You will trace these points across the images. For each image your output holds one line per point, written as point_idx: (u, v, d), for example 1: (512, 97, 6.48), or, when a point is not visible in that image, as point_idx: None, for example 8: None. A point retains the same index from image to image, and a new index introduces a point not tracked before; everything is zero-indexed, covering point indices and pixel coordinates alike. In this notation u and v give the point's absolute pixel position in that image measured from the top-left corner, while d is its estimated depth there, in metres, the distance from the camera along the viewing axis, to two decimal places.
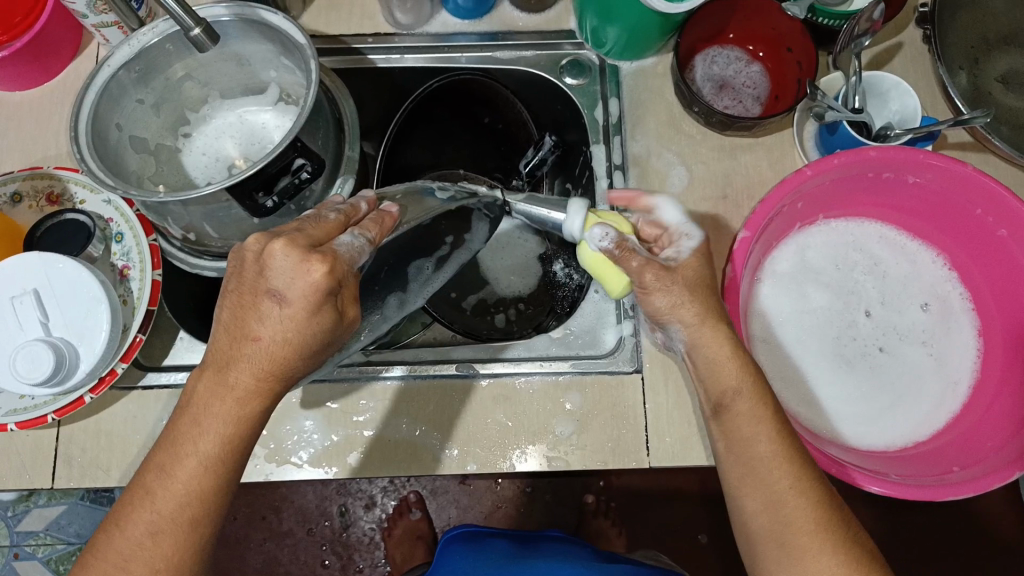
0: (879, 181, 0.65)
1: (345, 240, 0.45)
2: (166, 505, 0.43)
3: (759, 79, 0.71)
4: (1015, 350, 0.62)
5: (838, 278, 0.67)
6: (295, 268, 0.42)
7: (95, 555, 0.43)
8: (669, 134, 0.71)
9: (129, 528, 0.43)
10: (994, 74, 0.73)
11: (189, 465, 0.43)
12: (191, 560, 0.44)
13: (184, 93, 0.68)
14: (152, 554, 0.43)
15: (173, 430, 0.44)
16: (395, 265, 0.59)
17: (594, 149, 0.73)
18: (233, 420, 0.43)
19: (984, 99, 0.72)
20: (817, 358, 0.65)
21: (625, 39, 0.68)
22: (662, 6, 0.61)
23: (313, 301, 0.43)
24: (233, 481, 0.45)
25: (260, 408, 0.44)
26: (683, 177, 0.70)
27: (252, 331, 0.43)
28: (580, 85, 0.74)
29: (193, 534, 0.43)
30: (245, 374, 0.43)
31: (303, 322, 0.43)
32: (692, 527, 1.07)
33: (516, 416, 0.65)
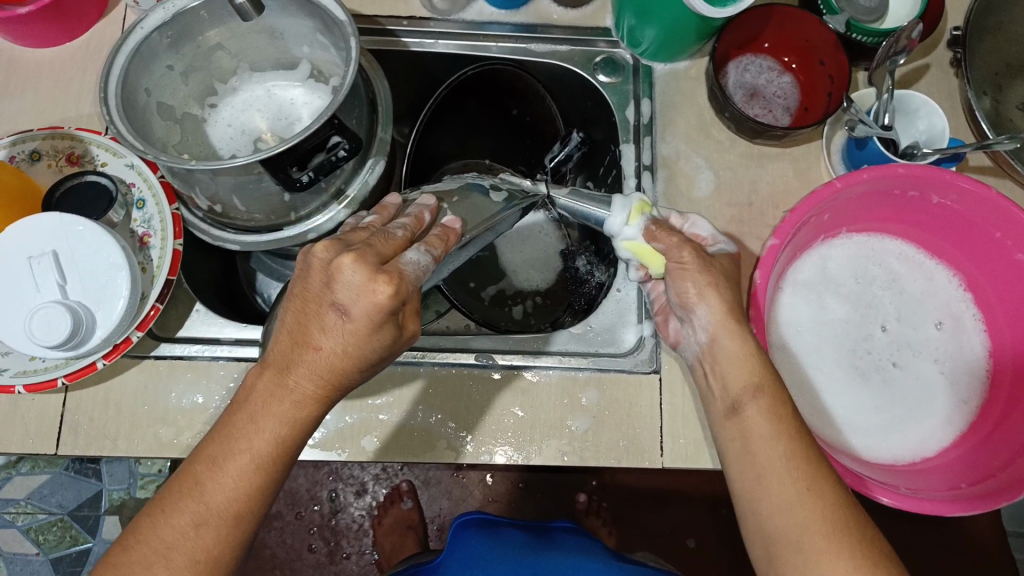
0: (904, 198, 0.66)
1: (411, 258, 0.44)
2: (213, 498, 0.43)
3: (790, 89, 0.72)
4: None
5: (856, 291, 0.68)
6: (362, 288, 0.41)
7: (138, 539, 0.43)
8: (698, 138, 0.71)
9: (175, 516, 0.43)
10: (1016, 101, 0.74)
11: (242, 461, 0.43)
12: (231, 556, 0.43)
13: (215, 62, 0.67)
14: (194, 544, 0.42)
15: (229, 424, 0.44)
16: None
17: (623, 148, 0.73)
18: (288, 421, 0.43)
19: (1006, 124, 0.73)
20: (833, 369, 0.66)
21: (661, 40, 0.68)
22: (704, 10, 0.60)
23: (375, 321, 0.42)
24: (280, 479, 0.45)
25: (314, 411, 0.44)
26: (709, 182, 0.70)
27: (314, 338, 0.43)
28: (613, 83, 0.74)
29: (237, 529, 0.43)
30: (305, 380, 0.43)
31: (364, 338, 0.43)
32: (681, 531, 1.08)
33: (532, 409, 0.65)
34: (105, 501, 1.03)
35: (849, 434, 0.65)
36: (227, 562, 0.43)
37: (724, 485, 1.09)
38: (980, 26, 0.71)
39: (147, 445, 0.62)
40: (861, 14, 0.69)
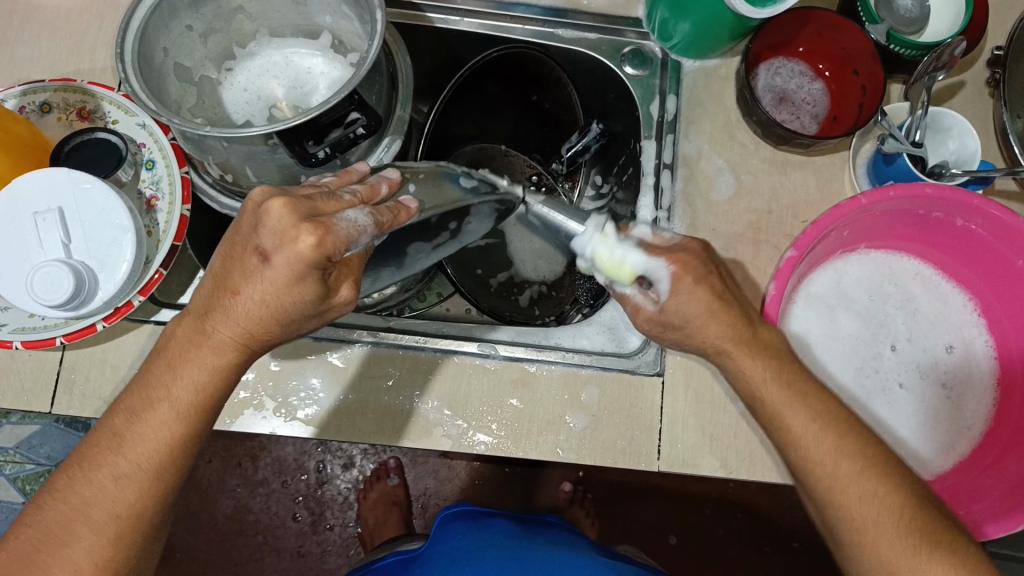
0: (927, 218, 0.65)
1: (348, 216, 0.42)
2: (133, 450, 0.43)
3: (819, 97, 0.70)
4: None
5: (869, 308, 0.67)
6: (288, 241, 0.40)
7: (54, 494, 0.44)
8: (722, 139, 0.70)
9: (95, 471, 0.43)
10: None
11: (162, 410, 0.44)
12: (153, 508, 0.44)
13: (234, 25, 0.65)
14: (116, 497, 0.43)
15: (148, 375, 0.44)
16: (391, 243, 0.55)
17: (645, 143, 0.71)
18: (207, 370, 0.44)
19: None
20: (840, 387, 0.65)
21: (695, 35, 0.66)
22: (744, 9, 0.58)
23: (296, 271, 0.40)
24: (203, 429, 0.46)
25: (235, 361, 0.45)
26: (729, 186, 0.69)
27: (231, 293, 0.42)
28: (639, 76, 0.72)
29: (159, 480, 0.44)
30: (222, 330, 0.43)
31: (284, 289, 0.41)
32: (667, 528, 1.08)
33: (531, 402, 0.65)
34: None
35: None
36: (150, 514, 0.44)
37: (712, 484, 1.09)
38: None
39: None
40: (900, 24, 0.68)
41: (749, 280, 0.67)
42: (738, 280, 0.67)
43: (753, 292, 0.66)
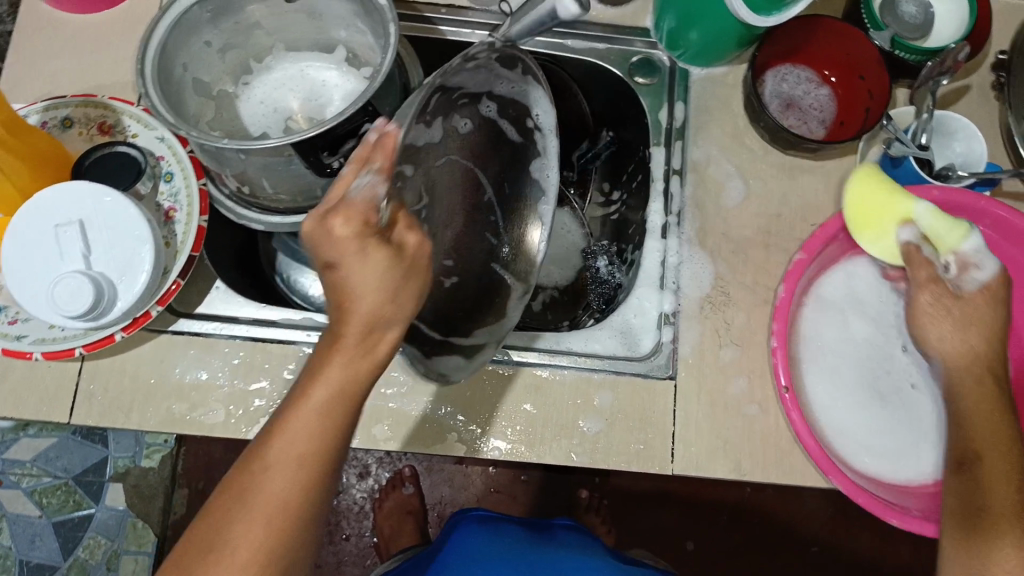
0: None
1: (358, 183, 0.44)
2: (285, 446, 0.44)
3: (826, 103, 0.71)
4: None
5: (880, 309, 0.67)
6: (356, 257, 0.43)
7: (217, 497, 0.45)
8: (731, 144, 0.70)
9: (252, 470, 0.44)
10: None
11: (305, 408, 0.44)
12: (309, 500, 0.44)
13: (253, 40, 0.66)
14: (275, 492, 0.43)
15: (296, 382, 0.45)
16: (508, 174, 0.55)
17: (653, 150, 0.72)
18: (348, 366, 0.45)
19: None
20: (851, 388, 0.65)
21: (702, 44, 0.67)
22: (746, 16, 0.59)
23: (354, 250, 0.43)
24: (349, 423, 0.45)
25: (373, 353, 0.45)
26: (739, 190, 0.69)
27: (342, 292, 0.44)
28: (649, 84, 0.73)
29: (313, 475, 0.44)
30: (351, 326, 0.45)
31: (364, 274, 0.44)
32: (682, 534, 1.08)
33: (544, 407, 0.65)
34: (109, 467, 1.05)
35: (864, 454, 0.63)
36: (306, 508, 0.44)
37: (727, 488, 1.09)
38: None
39: (159, 419, 0.62)
40: (906, 30, 0.68)
41: (759, 282, 0.68)
42: (749, 284, 0.68)
43: (763, 294, 0.67)
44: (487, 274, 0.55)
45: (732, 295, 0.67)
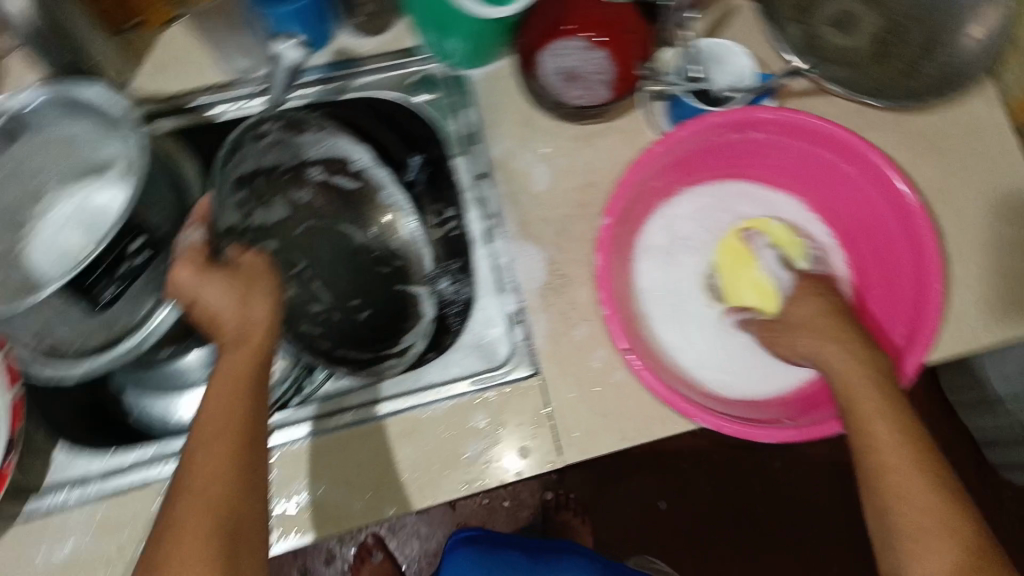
0: (731, 144, 0.67)
1: (185, 240, 0.59)
2: (205, 429, 0.52)
3: (609, 65, 0.68)
4: (879, 267, 0.67)
5: (706, 240, 0.70)
6: (201, 282, 0.56)
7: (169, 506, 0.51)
8: (524, 132, 0.71)
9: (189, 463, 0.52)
10: (827, 18, 0.73)
11: (212, 398, 0.54)
12: (239, 461, 0.51)
13: (20, 186, 0.65)
14: (209, 465, 0.51)
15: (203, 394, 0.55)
16: (361, 209, 0.77)
17: (457, 161, 0.73)
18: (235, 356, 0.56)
19: (822, 44, 0.72)
20: (697, 324, 0.67)
21: (468, 46, 0.67)
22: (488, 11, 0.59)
23: (201, 275, 0.57)
24: (258, 397, 0.55)
25: (252, 339, 0.57)
26: (545, 174, 0.71)
27: (209, 310, 0.57)
28: (433, 99, 0.74)
29: (237, 441, 0.52)
30: (226, 330, 0.57)
31: (214, 290, 0.57)
32: (656, 497, 1.13)
33: (425, 448, 0.65)
34: None
35: (726, 383, 0.65)
36: (240, 467, 0.51)
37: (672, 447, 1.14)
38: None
39: None
40: None
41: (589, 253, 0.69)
42: (581, 259, 0.69)
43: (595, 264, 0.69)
44: (390, 297, 0.77)
45: (570, 275, 0.69)
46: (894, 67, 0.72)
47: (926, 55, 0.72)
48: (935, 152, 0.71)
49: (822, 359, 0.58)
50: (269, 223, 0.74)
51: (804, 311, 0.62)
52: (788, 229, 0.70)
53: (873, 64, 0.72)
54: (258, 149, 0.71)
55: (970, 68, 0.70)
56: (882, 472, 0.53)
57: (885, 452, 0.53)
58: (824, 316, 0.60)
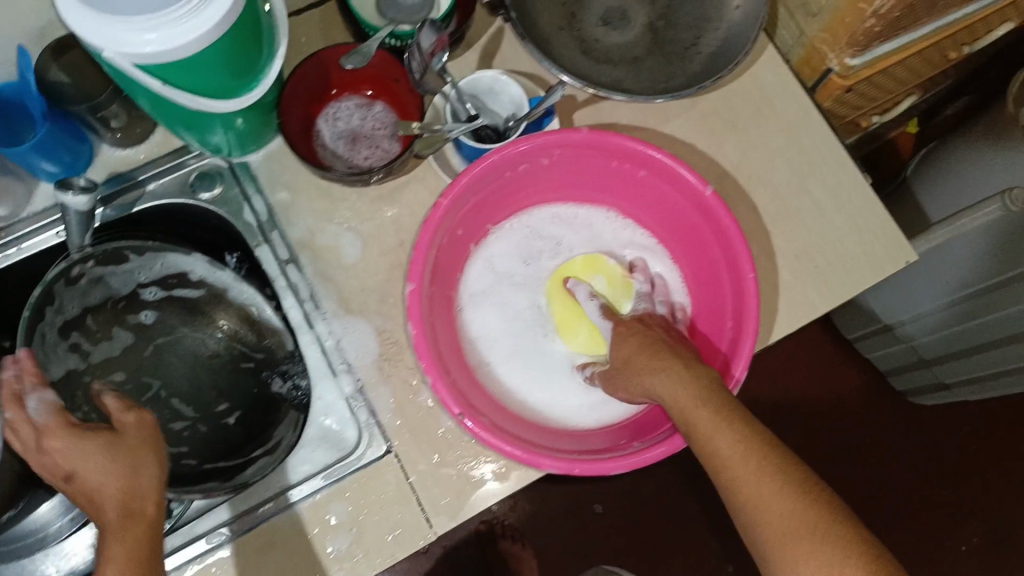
0: (521, 174, 0.65)
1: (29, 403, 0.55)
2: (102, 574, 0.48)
3: (385, 115, 0.71)
4: (699, 260, 0.67)
5: (529, 274, 0.69)
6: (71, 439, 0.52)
7: None
8: (323, 207, 0.69)
9: None
10: (594, 18, 0.73)
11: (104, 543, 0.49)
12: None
13: None
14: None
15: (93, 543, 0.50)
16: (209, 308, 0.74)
17: (259, 251, 0.69)
18: (119, 497, 0.50)
19: (596, 48, 0.72)
20: (535, 362, 0.67)
21: (235, 134, 0.66)
22: (227, 106, 0.61)
23: (64, 429, 0.53)
24: (151, 529, 0.51)
25: (141, 468, 0.52)
26: (354, 243, 0.69)
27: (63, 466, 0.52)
28: (218, 195, 0.70)
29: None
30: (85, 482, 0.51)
31: (77, 444, 0.52)
32: (588, 498, 1.16)
33: (290, 555, 0.63)
34: None
35: (568, 416, 0.65)
36: None
37: None
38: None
39: None
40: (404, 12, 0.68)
41: None
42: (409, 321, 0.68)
43: None
44: (255, 394, 0.74)
45: (402, 340, 0.67)
46: (672, 53, 0.72)
47: (697, 35, 0.72)
48: (731, 128, 0.72)
49: (656, 386, 0.57)
50: (113, 353, 0.72)
51: (625, 351, 0.62)
52: (619, 270, 0.70)
53: (650, 55, 0.72)
54: (81, 292, 0.68)
55: (741, 40, 0.69)
56: (749, 514, 0.50)
57: (743, 485, 0.51)
58: (649, 347, 0.60)
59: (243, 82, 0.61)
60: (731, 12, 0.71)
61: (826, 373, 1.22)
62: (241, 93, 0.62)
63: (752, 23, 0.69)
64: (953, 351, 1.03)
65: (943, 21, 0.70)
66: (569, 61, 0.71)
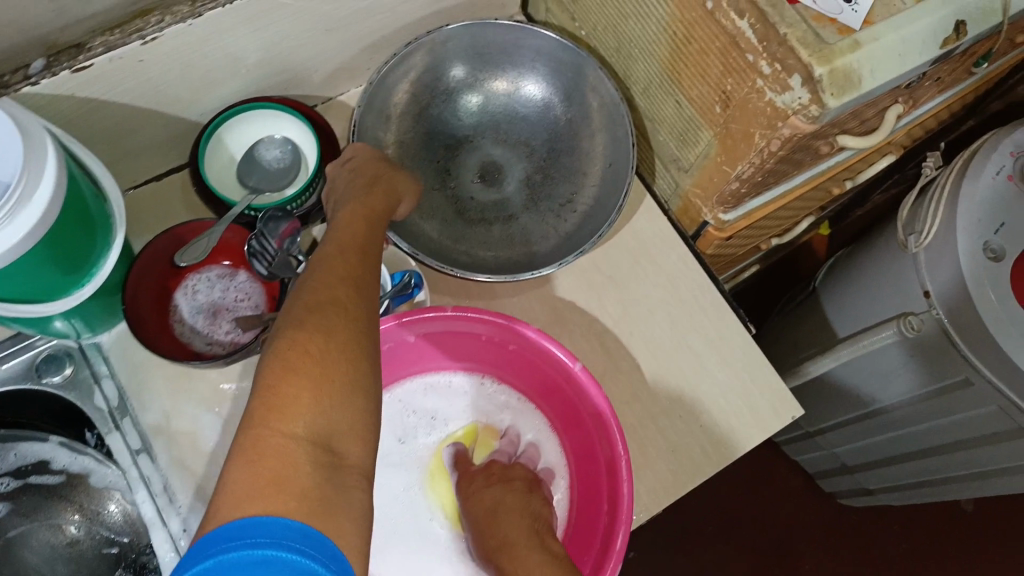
0: (386, 351, 0.62)
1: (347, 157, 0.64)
2: (304, 378, 0.43)
3: (249, 286, 0.67)
4: (573, 431, 0.64)
5: (402, 452, 0.65)
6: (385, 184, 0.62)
7: (251, 467, 0.39)
8: (180, 387, 0.65)
9: (276, 421, 0.41)
10: (470, 174, 0.73)
11: (342, 322, 0.46)
12: (351, 414, 0.44)
13: None
14: (336, 416, 0.43)
15: (324, 304, 0.47)
16: (64, 500, 0.68)
17: (109, 439, 0.64)
18: (350, 286, 0.49)
19: (470, 207, 0.72)
20: (407, 553, 0.62)
21: (79, 321, 0.62)
22: (60, 305, 0.57)
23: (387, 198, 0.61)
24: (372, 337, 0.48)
25: (363, 271, 0.51)
26: (213, 426, 0.64)
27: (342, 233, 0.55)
28: (69, 377, 0.66)
29: (356, 381, 0.45)
30: (355, 252, 0.53)
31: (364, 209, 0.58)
32: None
33: None
34: None
35: None
36: (345, 432, 0.43)
37: None
38: (379, 132, 0.70)
39: None
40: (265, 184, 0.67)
41: None
42: None
43: None
44: None
45: None
46: (548, 208, 0.72)
47: (571, 189, 0.72)
48: (609, 283, 0.71)
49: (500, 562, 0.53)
50: None
51: (488, 500, 0.58)
52: (488, 430, 0.66)
53: (527, 211, 0.72)
54: None
55: (610, 200, 0.69)
56: None
57: None
58: (511, 502, 0.57)
59: (78, 276, 0.58)
60: (602, 166, 0.71)
61: (754, 478, 1.18)
62: (72, 290, 0.58)
63: (616, 182, 0.69)
64: (873, 459, 1.02)
65: (815, 170, 0.69)
66: (441, 225, 0.70)
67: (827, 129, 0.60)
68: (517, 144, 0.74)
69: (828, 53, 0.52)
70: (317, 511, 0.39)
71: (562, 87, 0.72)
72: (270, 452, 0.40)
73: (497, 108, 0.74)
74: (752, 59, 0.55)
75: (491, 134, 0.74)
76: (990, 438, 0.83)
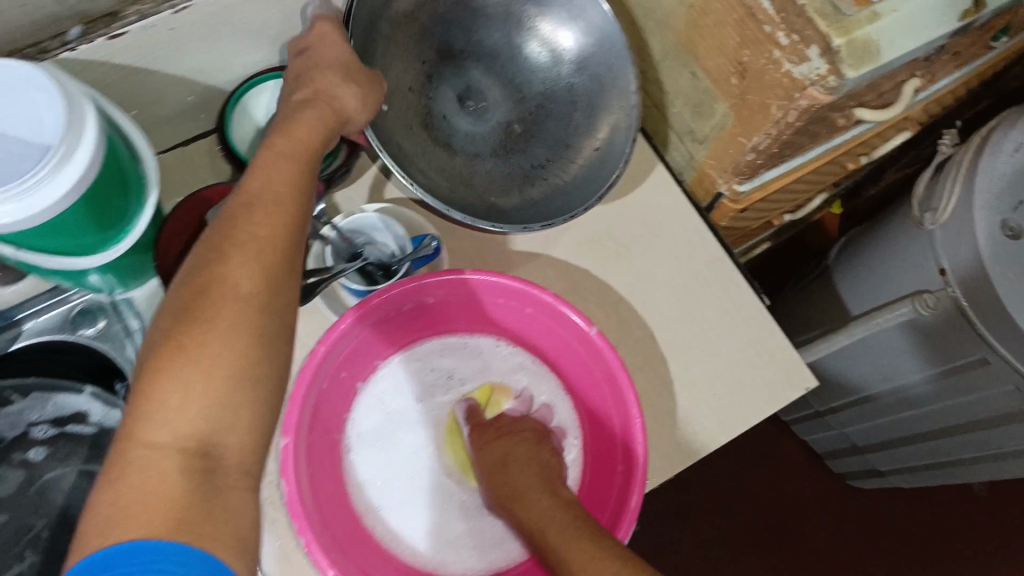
0: (407, 312, 0.65)
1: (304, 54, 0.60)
2: (171, 384, 0.41)
3: None
4: (586, 391, 0.66)
5: (420, 410, 0.67)
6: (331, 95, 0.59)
7: (102, 488, 0.39)
8: None
9: (134, 433, 0.40)
10: (448, 93, 0.70)
11: (245, 300, 0.44)
12: (227, 413, 0.42)
13: None
14: (193, 428, 0.41)
15: (226, 280, 0.44)
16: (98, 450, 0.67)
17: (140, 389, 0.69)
18: (260, 250, 0.46)
19: (440, 127, 0.70)
20: (424, 504, 0.64)
21: (113, 276, 0.65)
22: (97, 258, 0.60)
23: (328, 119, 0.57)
24: (278, 312, 0.46)
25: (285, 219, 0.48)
26: None
27: (266, 171, 0.50)
28: (101, 330, 0.70)
29: (235, 376, 0.42)
30: (278, 195, 0.49)
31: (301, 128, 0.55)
32: None
33: None
34: None
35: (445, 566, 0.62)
36: (214, 440, 0.41)
37: None
38: (376, 10, 0.66)
39: None
40: None
41: None
42: None
43: None
44: None
45: None
46: (517, 163, 0.70)
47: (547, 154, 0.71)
48: (622, 251, 0.72)
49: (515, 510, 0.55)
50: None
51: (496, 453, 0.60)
52: (503, 390, 0.68)
53: (493, 156, 0.70)
54: None
55: (591, 184, 0.69)
56: None
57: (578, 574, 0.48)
58: (526, 458, 0.59)
59: (113, 232, 0.60)
60: (587, 150, 0.70)
61: (762, 458, 1.20)
62: (108, 245, 0.61)
63: (604, 168, 0.69)
64: (884, 438, 1.03)
65: (832, 143, 0.70)
66: (405, 136, 0.68)
67: (844, 101, 0.60)
68: (507, 81, 0.71)
69: (846, 25, 0.53)
70: (189, 525, 0.38)
71: (573, 44, 0.69)
72: (133, 466, 0.39)
73: (504, 34, 0.70)
74: (769, 30, 0.55)
75: (485, 62, 0.70)
76: (1002, 418, 0.83)
